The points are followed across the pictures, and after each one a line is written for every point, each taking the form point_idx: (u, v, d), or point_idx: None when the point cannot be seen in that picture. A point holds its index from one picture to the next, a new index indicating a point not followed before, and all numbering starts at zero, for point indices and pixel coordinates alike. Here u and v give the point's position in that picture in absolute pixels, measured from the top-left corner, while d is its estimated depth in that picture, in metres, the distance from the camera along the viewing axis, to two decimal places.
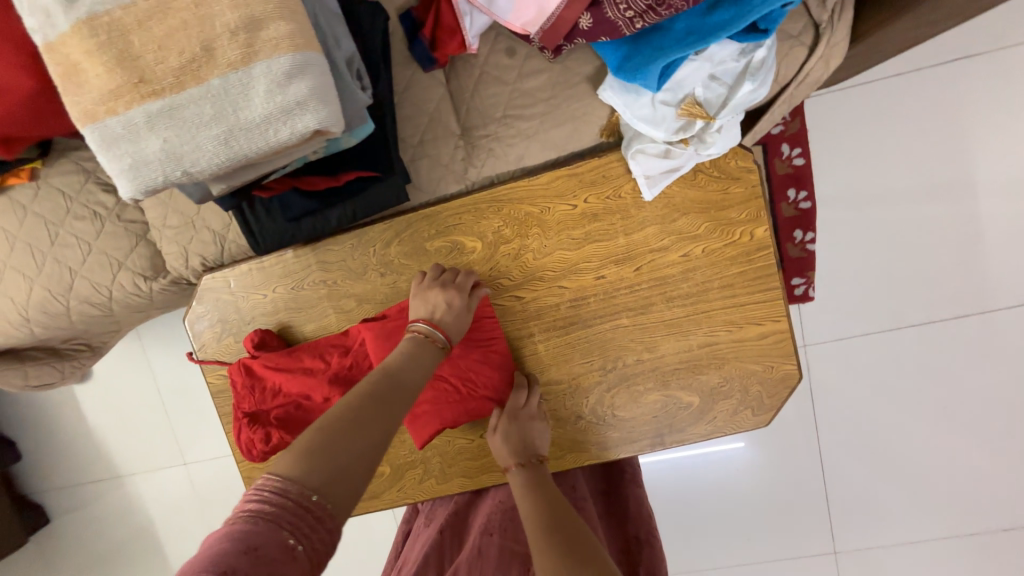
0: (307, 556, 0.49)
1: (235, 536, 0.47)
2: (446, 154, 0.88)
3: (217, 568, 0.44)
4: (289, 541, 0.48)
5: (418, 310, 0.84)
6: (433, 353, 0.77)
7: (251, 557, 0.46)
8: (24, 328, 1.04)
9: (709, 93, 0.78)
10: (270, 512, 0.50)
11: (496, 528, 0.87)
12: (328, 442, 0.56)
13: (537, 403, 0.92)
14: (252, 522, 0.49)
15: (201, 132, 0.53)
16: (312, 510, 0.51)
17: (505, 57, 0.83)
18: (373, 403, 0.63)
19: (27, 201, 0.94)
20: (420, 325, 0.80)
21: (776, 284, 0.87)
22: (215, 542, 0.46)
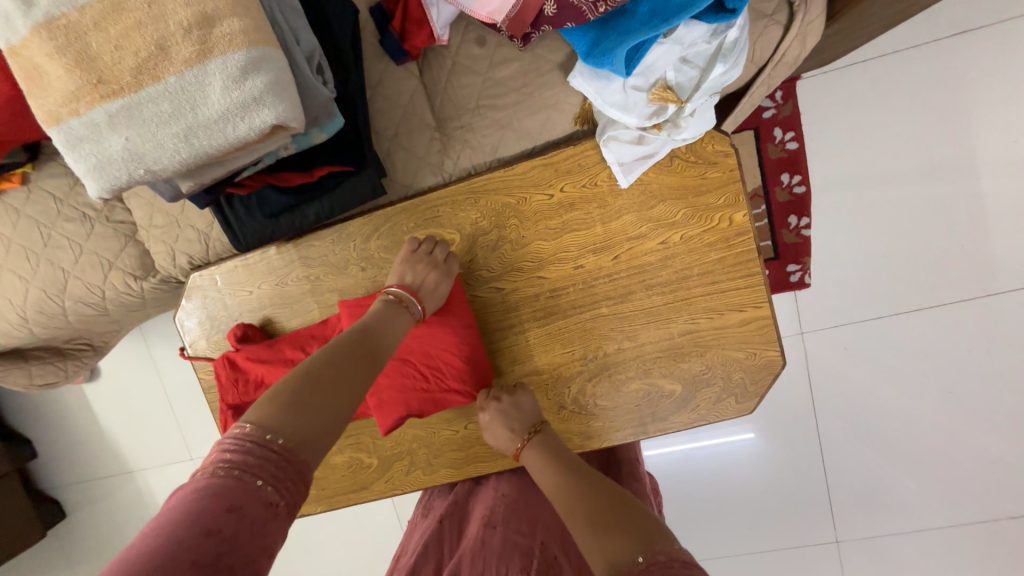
0: (288, 511, 0.51)
1: (217, 492, 0.47)
2: (421, 146, 0.89)
3: (201, 526, 0.44)
4: (271, 498, 0.50)
5: (401, 274, 0.86)
6: (405, 319, 0.81)
7: (236, 514, 0.46)
8: (23, 328, 1.07)
9: (681, 76, 0.77)
10: (251, 467, 0.50)
11: (499, 520, 0.85)
12: (300, 404, 0.58)
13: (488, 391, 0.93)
14: (233, 477, 0.49)
15: (161, 131, 0.54)
16: (292, 466, 0.53)
17: (476, 47, 0.83)
18: (344, 366, 0.65)
19: (20, 204, 0.97)
20: (395, 291, 0.83)
21: (757, 268, 0.86)
22: (194, 499, 0.46)
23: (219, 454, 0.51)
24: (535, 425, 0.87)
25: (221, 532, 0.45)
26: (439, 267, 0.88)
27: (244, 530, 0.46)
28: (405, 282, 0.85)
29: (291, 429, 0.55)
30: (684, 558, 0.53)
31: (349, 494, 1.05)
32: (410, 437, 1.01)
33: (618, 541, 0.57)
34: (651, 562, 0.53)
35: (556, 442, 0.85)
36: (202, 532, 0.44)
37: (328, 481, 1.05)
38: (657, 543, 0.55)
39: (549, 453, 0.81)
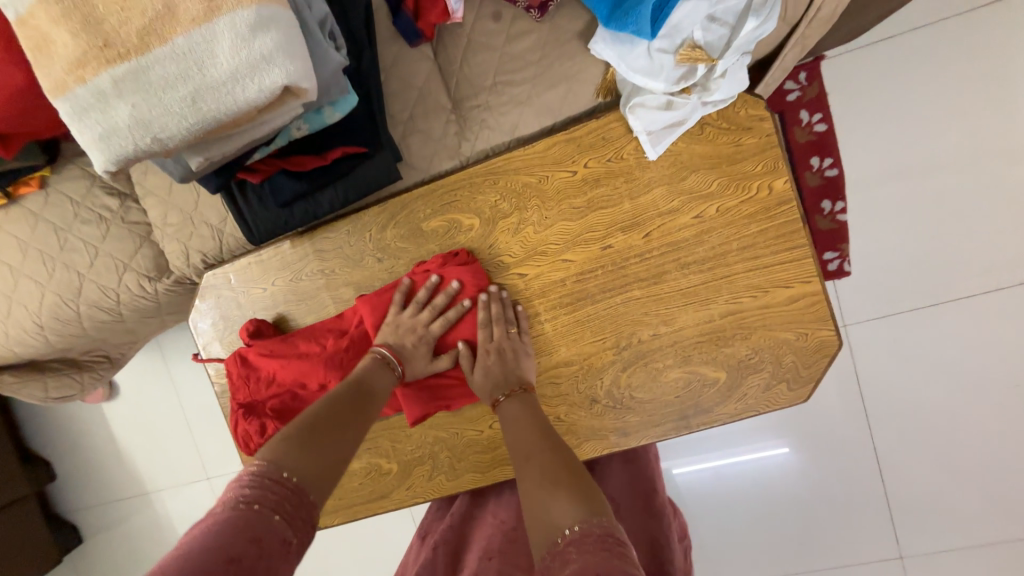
0: (299, 548, 0.52)
1: (240, 523, 0.49)
2: (438, 129, 0.86)
3: (226, 554, 0.46)
4: (286, 535, 0.51)
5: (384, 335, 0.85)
6: (388, 378, 0.80)
7: (257, 547, 0.48)
8: (38, 337, 1.06)
9: (710, 35, 0.72)
10: (269, 501, 0.52)
11: (495, 550, 0.78)
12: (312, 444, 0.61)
13: (501, 330, 0.84)
14: (253, 509, 0.51)
15: (169, 95, 0.52)
16: (304, 505, 0.55)
17: (492, 22, 0.80)
18: (345, 413, 0.69)
19: (38, 208, 0.97)
20: (380, 351, 0.82)
21: (802, 240, 0.79)
22: (217, 528, 0.48)
23: (241, 486, 0.53)
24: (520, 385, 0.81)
25: (242, 562, 0.46)
26: (428, 332, 0.85)
27: (262, 563, 0.48)
28: (393, 343, 0.84)
29: (305, 469, 0.57)
30: (621, 537, 0.51)
31: (368, 504, 0.98)
32: (432, 439, 0.94)
33: (560, 503, 0.56)
34: (583, 534, 0.51)
35: (534, 406, 0.79)
36: (226, 561, 0.45)
37: (344, 489, 0.98)
38: (597, 516, 0.53)
39: (530, 411, 0.77)
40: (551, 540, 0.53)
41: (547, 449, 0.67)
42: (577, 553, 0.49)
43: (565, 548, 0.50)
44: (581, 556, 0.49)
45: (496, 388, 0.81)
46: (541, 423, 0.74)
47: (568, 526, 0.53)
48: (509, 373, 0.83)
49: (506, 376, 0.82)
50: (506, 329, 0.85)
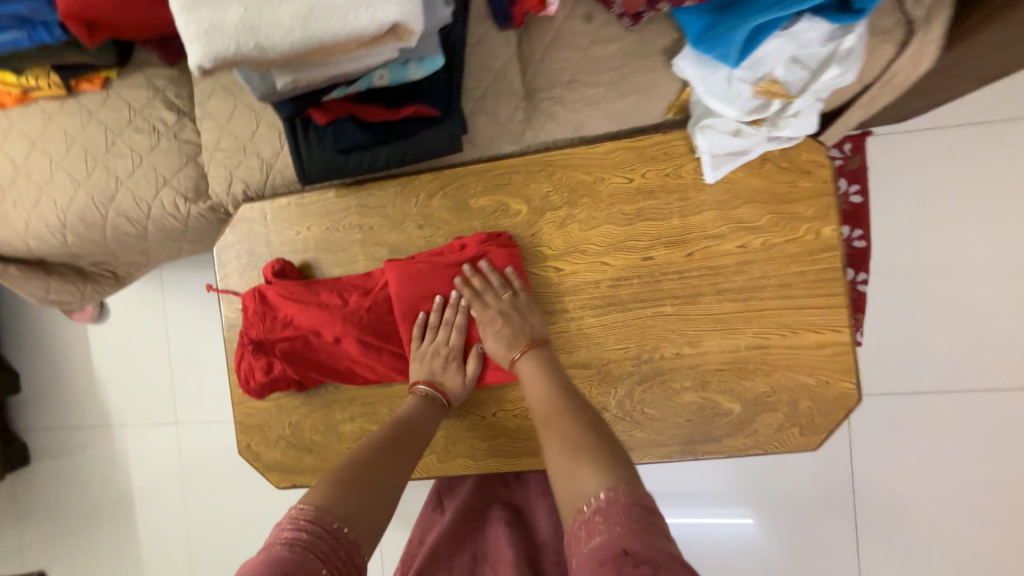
0: None
1: (278, 558, 0.54)
2: (506, 112, 0.87)
3: None
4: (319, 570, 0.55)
5: (417, 370, 0.87)
6: (439, 412, 0.85)
7: None
8: (56, 236, 1.04)
9: (790, 75, 0.75)
10: (305, 540, 0.57)
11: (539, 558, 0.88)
12: (352, 481, 0.66)
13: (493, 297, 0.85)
14: (290, 548, 0.55)
15: (282, 6, 0.53)
16: (338, 542, 0.59)
17: (582, 22, 0.83)
18: (390, 448, 0.74)
19: (94, 107, 0.97)
20: (421, 387, 0.85)
21: (839, 289, 0.80)
22: (259, 563, 0.53)
23: (285, 525, 0.58)
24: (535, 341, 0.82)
25: None
26: (451, 349, 0.87)
27: None
28: (427, 375, 0.86)
29: (345, 510, 0.62)
30: (648, 503, 0.57)
31: None
32: None
33: (584, 475, 0.61)
34: (612, 500, 0.57)
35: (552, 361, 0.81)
36: None
37: (329, 449, 0.95)
38: (624, 485, 0.59)
39: (546, 368, 0.80)
40: (578, 509, 0.59)
41: (568, 414, 0.71)
42: (605, 523, 0.54)
43: (594, 514, 0.56)
44: (608, 524, 0.54)
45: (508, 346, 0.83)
46: (563, 384, 0.77)
47: (596, 494, 0.58)
48: (519, 330, 0.83)
49: (517, 332, 0.83)
50: (497, 295, 0.85)
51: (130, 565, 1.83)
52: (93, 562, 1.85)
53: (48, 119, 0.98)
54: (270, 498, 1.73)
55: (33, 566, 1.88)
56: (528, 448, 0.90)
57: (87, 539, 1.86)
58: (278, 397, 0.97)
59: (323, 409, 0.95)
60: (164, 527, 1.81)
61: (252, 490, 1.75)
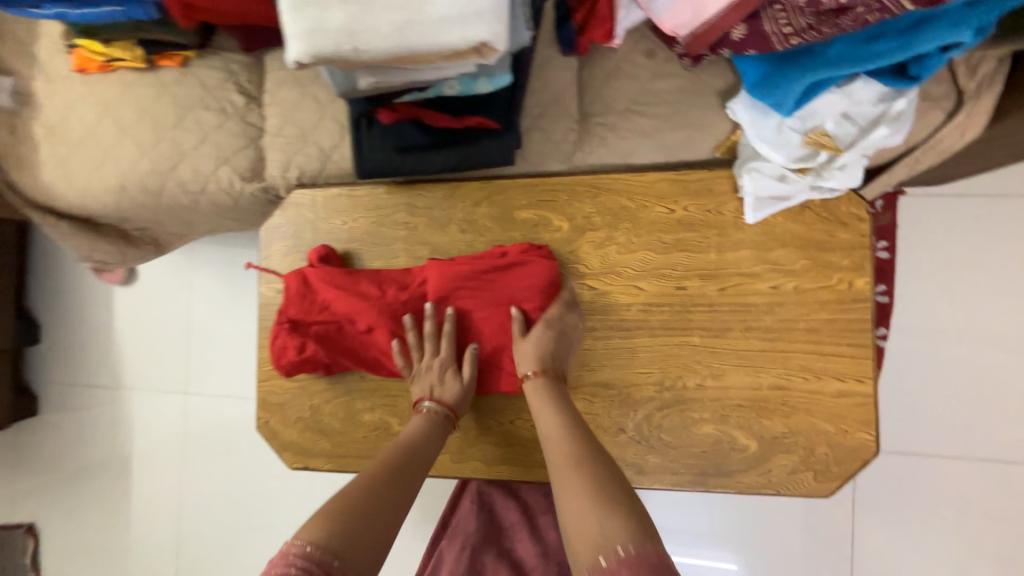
0: None
1: None
2: (559, 133, 0.91)
3: None
4: None
5: (418, 389, 0.90)
6: (447, 426, 0.87)
7: None
8: (113, 198, 1.08)
9: (840, 129, 0.78)
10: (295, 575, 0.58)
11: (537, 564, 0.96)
12: (347, 513, 0.66)
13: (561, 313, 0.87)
14: None
15: (382, 15, 0.57)
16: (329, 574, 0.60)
17: (643, 57, 0.87)
18: (389, 476, 0.75)
19: (169, 82, 1.02)
20: (427, 404, 0.88)
21: (866, 341, 0.82)
22: None
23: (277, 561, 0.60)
24: (553, 368, 0.84)
25: None
26: (441, 361, 0.90)
27: None
28: (428, 392, 0.89)
29: (337, 541, 0.63)
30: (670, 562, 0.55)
31: (362, 461, 0.96)
32: None
33: (610, 521, 0.60)
34: (637, 555, 0.55)
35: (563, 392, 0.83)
36: None
37: (346, 436, 0.97)
38: (650, 541, 0.57)
39: (552, 395, 0.82)
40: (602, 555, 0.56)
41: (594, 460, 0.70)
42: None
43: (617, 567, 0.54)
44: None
45: (534, 361, 0.85)
46: (572, 412, 0.80)
47: (622, 545, 0.56)
48: (557, 352, 0.85)
49: (553, 355, 0.85)
50: (559, 313, 0.87)
51: (117, 530, 1.84)
52: (82, 522, 1.86)
53: (125, 88, 1.03)
54: (266, 480, 1.74)
55: (22, 518, 1.89)
56: (542, 460, 0.91)
57: (80, 498, 1.87)
58: (303, 378, 0.99)
59: (346, 395, 0.98)
60: (157, 495, 1.82)
61: (250, 469, 1.76)
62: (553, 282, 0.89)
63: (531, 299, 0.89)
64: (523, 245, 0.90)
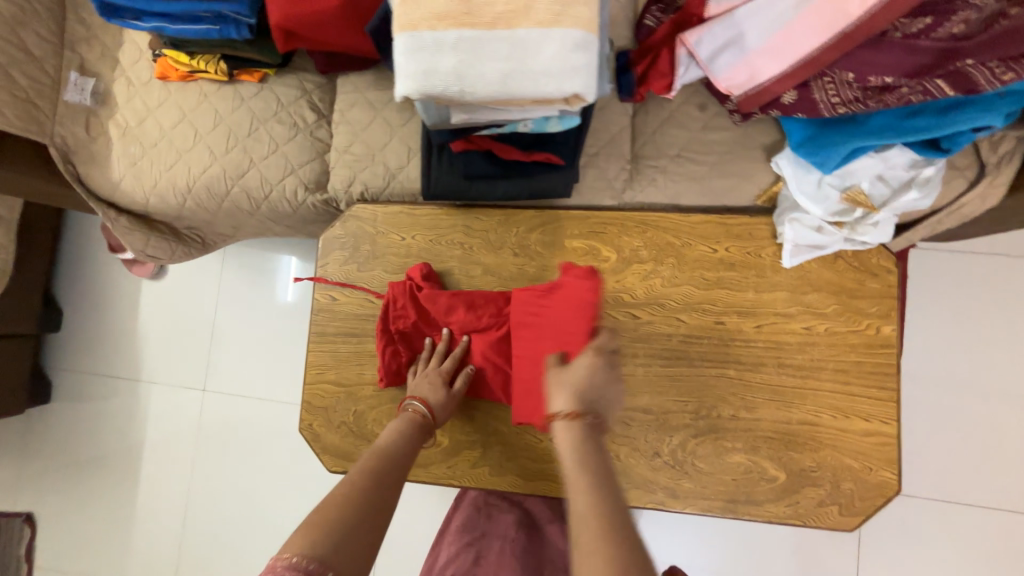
0: None
1: None
2: (612, 171, 0.98)
3: None
4: None
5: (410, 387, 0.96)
6: (419, 433, 0.88)
7: None
8: (179, 198, 1.13)
9: (874, 189, 0.86)
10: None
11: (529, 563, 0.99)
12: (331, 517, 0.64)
13: (602, 346, 0.82)
14: None
15: (491, 64, 0.64)
16: None
17: (695, 110, 0.95)
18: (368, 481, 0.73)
19: (247, 95, 1.09)
20: (411, 403, 0.92)
21: (891, 384, 0.88)
22: None
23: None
24: (592, 413, 0.75)
25: None
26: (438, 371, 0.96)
27: None
28: (417, 394, 0.94)
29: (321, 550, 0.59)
30: None
31: None
32: (490, 428, 0.98)
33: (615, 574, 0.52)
34: None
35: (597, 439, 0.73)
36: None
37: None
38: None
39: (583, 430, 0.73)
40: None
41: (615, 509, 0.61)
42: None
43: None
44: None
45: (569, 395, 0.76)
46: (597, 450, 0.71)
47: None
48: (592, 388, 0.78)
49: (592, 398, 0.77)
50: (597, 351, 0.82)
51: (118, 525, 1.82)
52: (82, 514, 1.84)
53: (203, 98, 1.10)
54: (277, 481, 1.75)
55: (22, 506, 1.87)
56: None
57: (83, 490, 1.85)
58: (351, 384, 1.03)
59: (391, 403, 1.01)
60: (163, 492, 1.81)
61: (261, 470, 1.76)
62: (597, 300, 0.84)
63: (571, 329, 0.85)
64: (564, 265, 0.91)
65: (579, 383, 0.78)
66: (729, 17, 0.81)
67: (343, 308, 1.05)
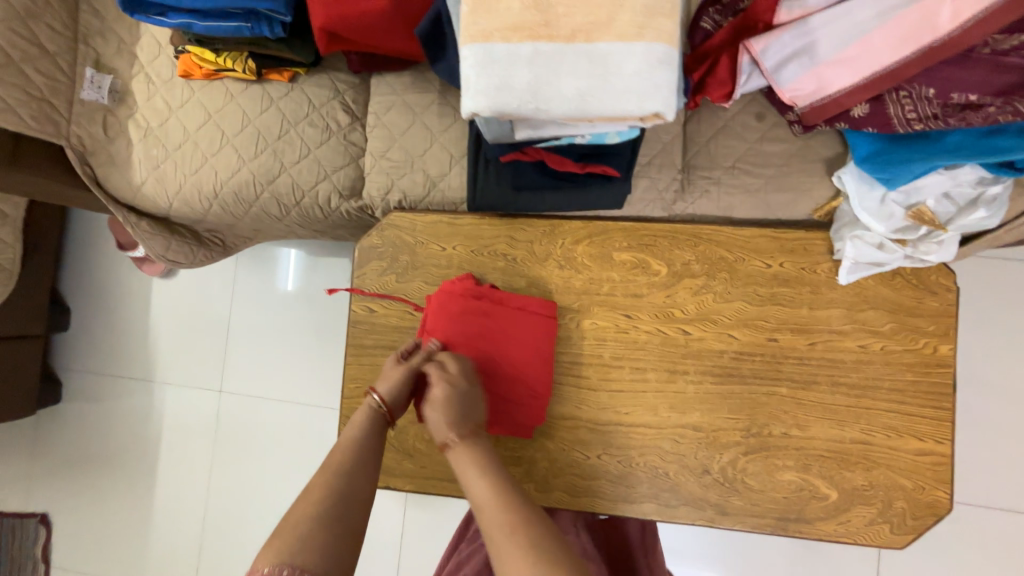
0: None
1: None
2: (663, 182, 0.95)
3: None
4: None
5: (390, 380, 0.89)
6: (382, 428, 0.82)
7: None
8: (204, 203, 1.08)
9: (939, 207, 0.84)
10: None
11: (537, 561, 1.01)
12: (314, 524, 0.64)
13: (447, 372, 0.86)
14: None
15: (568, 82, 0.60)
16: None
17: (753, 119, 0.92)
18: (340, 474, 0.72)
19: (277, 96, 1.04)
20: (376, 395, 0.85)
21: (947, 404, 0.87)
22: None
23: None
24: (471, 427, 0.81)
25: None
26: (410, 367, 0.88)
27: None
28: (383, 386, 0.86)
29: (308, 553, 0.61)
30: None
31: (445, 484, 0.98)
32: (536, 444, 0.96)
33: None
34: None
35: (488, 446, 0.80)
36: None
37: (430, 459, 0.98)
38: None
39: (477, 456, 0.77)
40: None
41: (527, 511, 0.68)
42: None
43: None
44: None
45: (448, 429, 0.80)
46: (495, 466, 0.76)
47: None
48: (459, 413, 0.82)
49: (463, 414, 0.82)
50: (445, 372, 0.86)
51: (136, 527, 1.80)
52: (97, 515, 1.82)
53: (231, 98, 1.04)
54: (296, 484, 1.72)
55: (36, 507, 1.84)
56: (625, 495, 0.93)
57: (98, 491, 1.83)
58: None
59: None
60: (180, 494, 1.79)
61: (279, 473, 1.74)
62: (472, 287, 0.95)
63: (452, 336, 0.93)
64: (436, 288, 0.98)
65: (445, 408, 0.82)
66: (802, 24, 0.77)
67: (382, 321, 1.01)
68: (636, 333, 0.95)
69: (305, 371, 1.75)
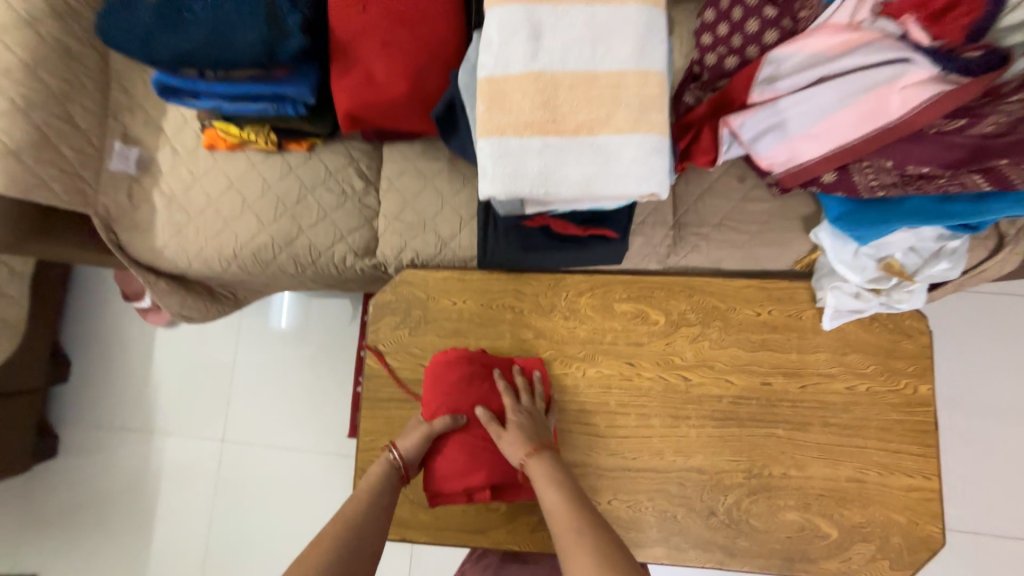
0: None
1: None
2: (657, 238, 1.03)
3: None
4: None
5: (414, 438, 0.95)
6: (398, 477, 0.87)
7: None
8: (223, 264, 1.13)
9: (907, 259, 0.93)
10: None
11: None
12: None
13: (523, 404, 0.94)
14: None
15: (574, 168, 0.69)
16: None
17: (735, 181, 1.02)
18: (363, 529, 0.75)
19: (296, 163, 1.11)
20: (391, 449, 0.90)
21: (930, 440, 0.94)
22: None
23: None
24: (541, 443, 0.86)
25: None
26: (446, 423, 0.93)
27: None
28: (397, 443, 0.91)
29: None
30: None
31: (459, 534, 1.00)
32: None
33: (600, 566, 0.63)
34: None
35: (558, 458, 0.85)
36: None
37: (444, 509, 1.00)
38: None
39: (555, 468, 0.82)
40: None
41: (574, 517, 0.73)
42: None
43: None
44: None
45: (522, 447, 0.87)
46: (573, 486, 0.79)
47: None
48: (534, 434, 0.89)
49: (532, 434, 0.89)
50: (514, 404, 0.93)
51: None
52: None
53: (252, 166, 1.11)
54: (297, 536, 1.70)
55: (24, 569, 1.77)
56: (637, 539, 0.96)
57: (92, 548, 1.78)
58: None
59: None
60: (178, 549, 1.74)
61: (280, 523, 1.71)
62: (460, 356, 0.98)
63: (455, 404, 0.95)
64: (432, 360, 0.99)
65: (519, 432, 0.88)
66: (773, 105, 0.87)
67: (396, 373, 1.06)
68: (640, 380, 1.01)
69: (309, 417, 1.76)
